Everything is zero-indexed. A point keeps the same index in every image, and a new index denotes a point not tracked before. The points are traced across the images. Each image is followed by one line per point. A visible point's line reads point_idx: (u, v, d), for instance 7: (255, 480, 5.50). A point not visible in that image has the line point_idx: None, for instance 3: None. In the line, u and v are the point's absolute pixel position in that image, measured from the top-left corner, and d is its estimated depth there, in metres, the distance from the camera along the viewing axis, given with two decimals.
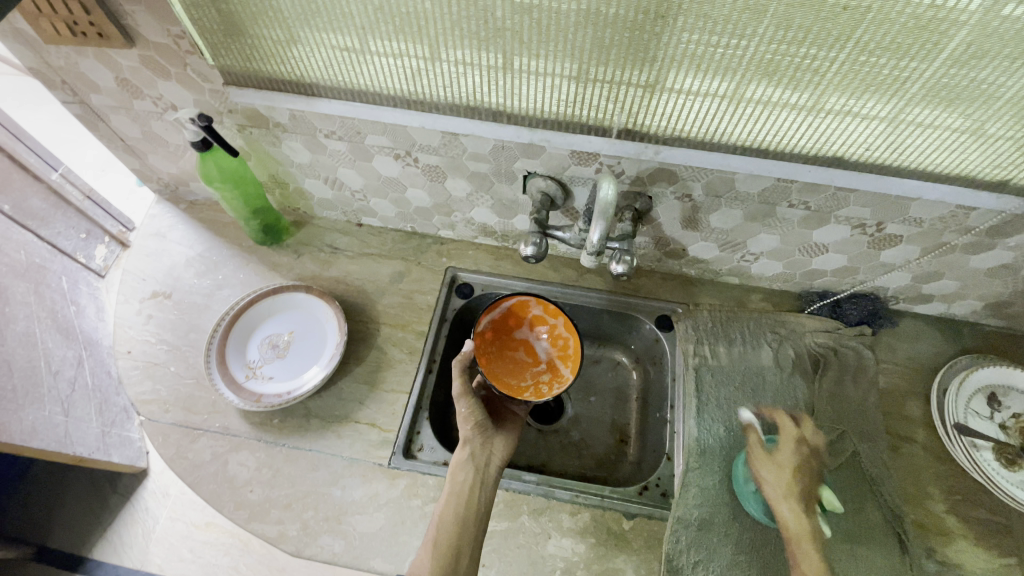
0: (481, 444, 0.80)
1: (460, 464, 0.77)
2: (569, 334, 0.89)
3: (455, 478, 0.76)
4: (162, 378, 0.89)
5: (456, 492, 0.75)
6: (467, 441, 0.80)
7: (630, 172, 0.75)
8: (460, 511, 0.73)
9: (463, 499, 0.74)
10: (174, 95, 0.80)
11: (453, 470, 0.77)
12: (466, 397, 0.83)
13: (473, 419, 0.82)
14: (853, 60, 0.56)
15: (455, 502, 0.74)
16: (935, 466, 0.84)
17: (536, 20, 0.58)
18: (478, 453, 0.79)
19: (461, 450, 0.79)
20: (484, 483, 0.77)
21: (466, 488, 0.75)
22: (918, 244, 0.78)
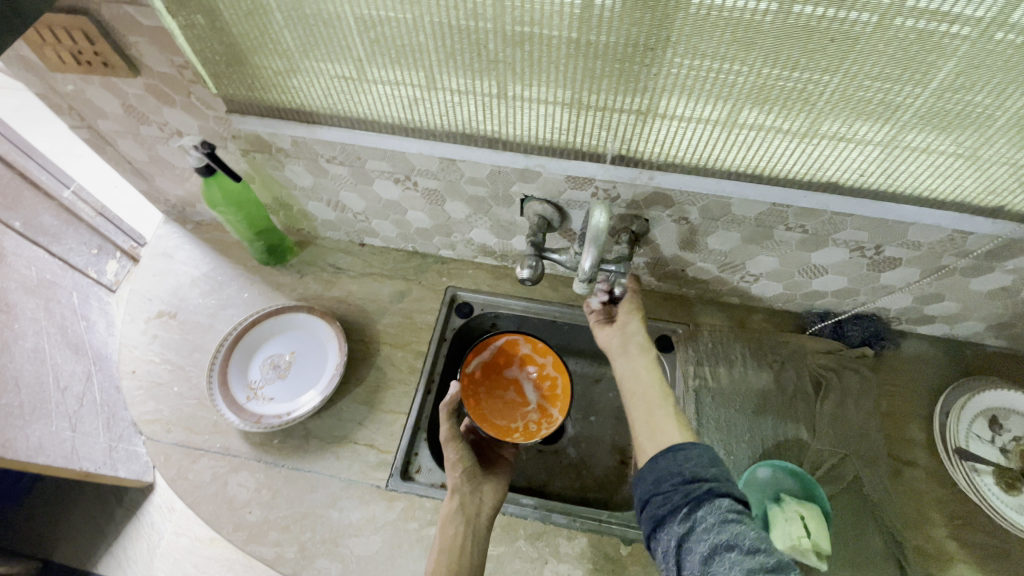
0: (471, 492, 0.79)
1: (449, 515, 0.75)
2: (556, 374, 0.94)
3: (446, 529, 0.74)
4: (165, 398, 0.90)
5: (446, 544, 0.72)
6: (456, 490, 0.79)
7: (625, 197, 0.75)
8: (451, 562, 0.70)
9: (454, 551, 0.71)
10: (178, 121, 0.82)
11: (442, 522, 0.75)
12: (452, 444, 0.84)
13: (461, 467, 0.81)
14: (843, 89, 0.56)
15: (445, 554, 0.71)
16: (940, 491, 0.82)
17: (528, 51, 0.59)
18: (468, 502, 0.77)
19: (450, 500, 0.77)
20: (474, 532, 0.74)
21: (456, 538, 0.73)
22: (917, 266, 0.78)
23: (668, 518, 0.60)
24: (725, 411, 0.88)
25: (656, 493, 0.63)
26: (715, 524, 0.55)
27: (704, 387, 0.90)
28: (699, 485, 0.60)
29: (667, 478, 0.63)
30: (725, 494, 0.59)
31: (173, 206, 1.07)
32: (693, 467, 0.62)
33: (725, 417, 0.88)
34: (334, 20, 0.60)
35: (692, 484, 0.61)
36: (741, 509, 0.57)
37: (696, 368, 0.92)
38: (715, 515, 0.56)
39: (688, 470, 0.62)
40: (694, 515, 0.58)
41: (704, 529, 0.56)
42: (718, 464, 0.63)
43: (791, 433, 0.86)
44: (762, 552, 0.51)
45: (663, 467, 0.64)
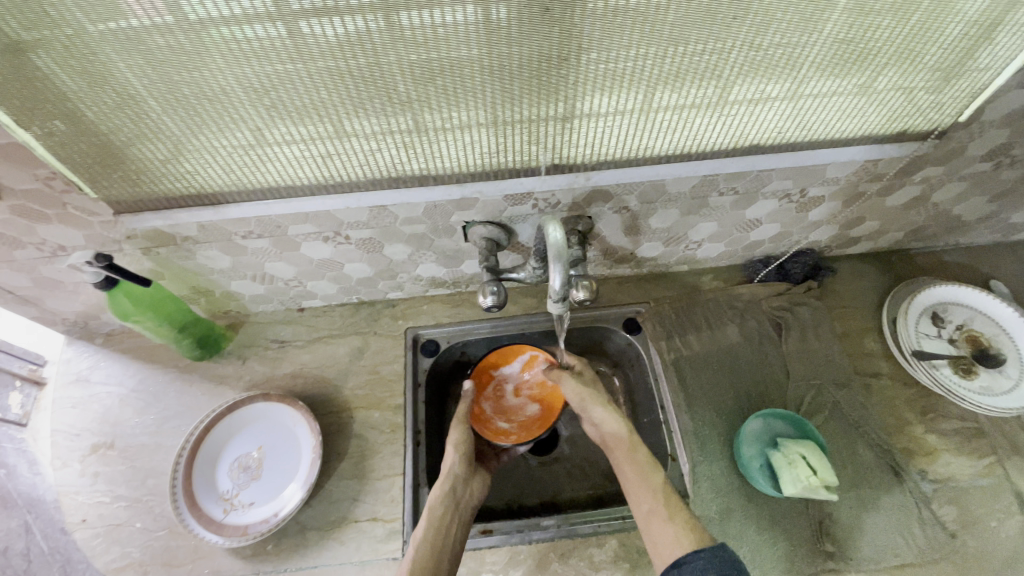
0: (464, 480, 0.82)
1: (441, 495, 0.78)
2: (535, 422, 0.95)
3: (436, 509, 0.76)
4: (129, 538, 0.80)
5: (436, 526, 0.74)
6: (452, 473, 0.82)
7: (566, 201, 0.75)
8: (436, 544, 0.73)
9: (438, 535, 0.74)
10: (59, 236, 0.72)
11: (434, 500, 0.77)
12: (462, 427, 0.88)
13: (462, 454, 0.84)
14: (749, 59, 0.58)
15: (433, 532, 0.74)
16: (906, 391, 0.89)
17: (440, 85, 0.56)
18: (459, 489, 0.81)
19: (443, 482, 0.80)
20: (460, 518, 0.78)
21: (444, 518, 0.76)
22: (839, 199, 0.83)
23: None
24: (706, 375, 0.91)
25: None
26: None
27: (682, 358, 0.92)
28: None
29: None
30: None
31: (73, 323, 0.94)
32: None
33: (708, 381, 0.90)
34: (219, 93, 0.54)
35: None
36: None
37: (669, 341, 0.93)
38: None
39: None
40: None
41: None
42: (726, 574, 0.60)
43: (769, 378, 0.90)
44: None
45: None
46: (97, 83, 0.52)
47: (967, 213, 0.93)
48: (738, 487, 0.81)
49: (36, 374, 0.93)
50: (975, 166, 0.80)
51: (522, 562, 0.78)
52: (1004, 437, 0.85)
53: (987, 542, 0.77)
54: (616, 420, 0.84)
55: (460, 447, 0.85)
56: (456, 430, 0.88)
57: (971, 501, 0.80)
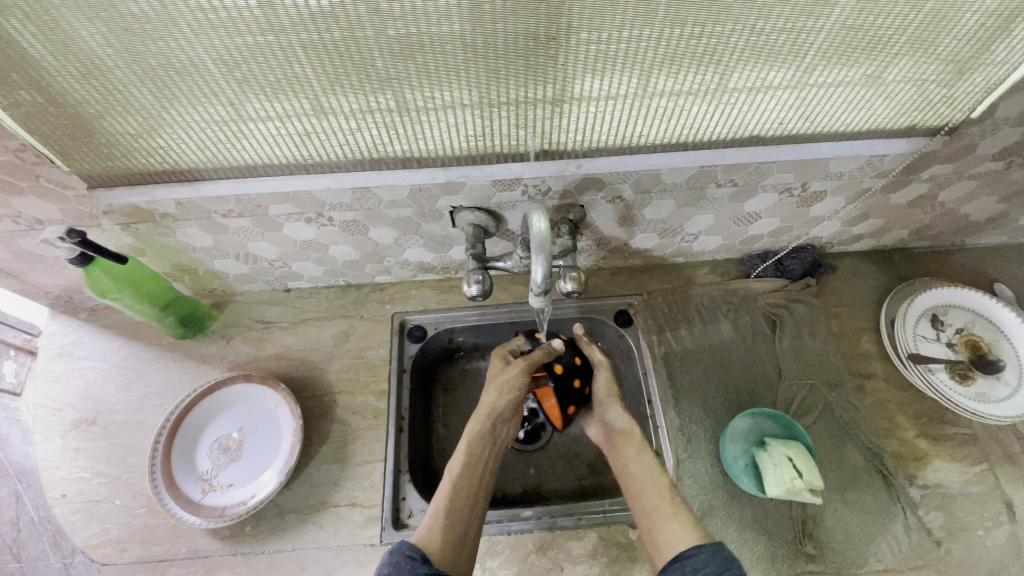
0: (505, 420, 0.83)
1: (480, 436, 0.79)
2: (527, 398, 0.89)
3: (472, 448, 0.78)
4: (108, 515, 0.80)
5: (473, 457, 0.77)
6: (495, 413, 0.81)
7: (556, 188, 0.72)
8: (471, 486, 0.74)
9: (475, 474, 0.76)
10: (34, 209, 0.70)
11: (472, 439, 0.79)
12: (521, 374, 0.83)
13: (512, 399, 0.82)
14: (750, 44, 0.55)
15: (469, 473, 0.75)
16: (900, 394, 0.88)
17: (421, 63, 0.53)
18: (499, 427, 0.82)
19: (485, 420, 0.80)
20: (493, 457, 0.79)
21: (479, 458, 0.78)
22: (842, 195, 0.80)
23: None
24: (696, 371, 0.89)
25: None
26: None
27: (671, 353, 0.90)
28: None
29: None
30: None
31: (57, 297, 0.92)
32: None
33: (698, 376, 0.89)
34: (188, 65, 0.52)
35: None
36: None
37: (659, 336, 0.92)
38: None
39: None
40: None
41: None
42: (726, 567, 0.57)
43: (760, 375, 0.88)
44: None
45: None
46: (60, 50, 0.49)
47: (974, 214, 0.89)
48: (722, 486, 0.81)
49: (31, 344, 0.95)
50: (986, 165, 0.77)
51: (500, 553, 0.77)
52: (998, 445, 0.83)
53: (972, 550, 0.76)
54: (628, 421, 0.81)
55: (511, 390, 0.82)
56: (496, 389, 0.83)
57: (959, 509, 0.79)
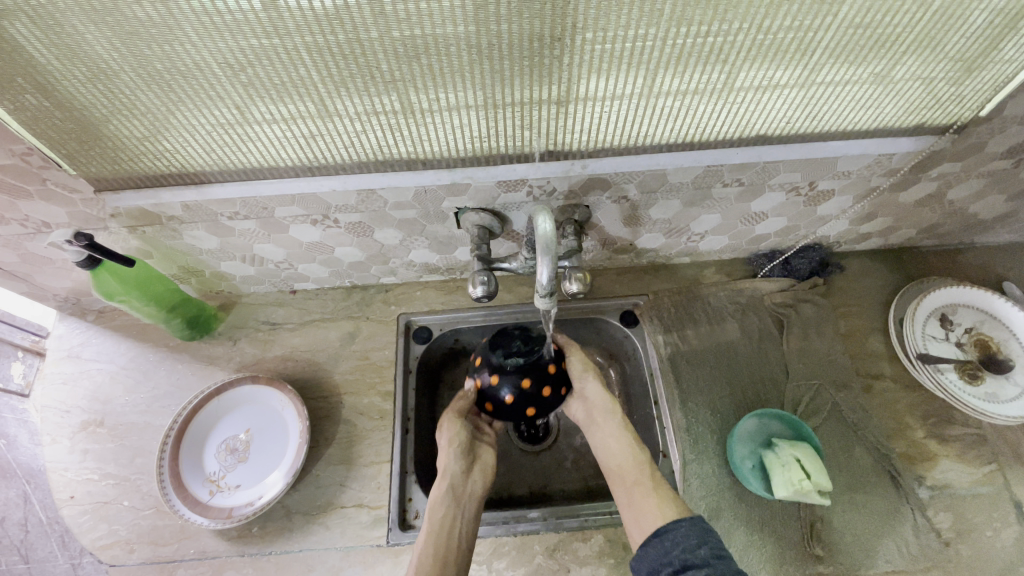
0: (463, 474, 0.79)
1: (440, 499, 0.75)
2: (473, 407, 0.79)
3: (433, 515, 0.74)
4: (117, 516, 0.80)
5: (433, 525, 0.73)
6: (448, 472, 0.78)
7: (561, 189, 0.72)
8: (439, 557, 0.70)
9: (444, 540, 0.72)
10: (42, 213, 0.71)
11: (432, 507, 0.75)
12: (456, 419, 0.83)
13: (456, 450, 0.80)
14: (756, 44, 0.54)
15: (435, 543, 0.71)
16: (908, 394, 0.87)
17: (426, 65, 0.53)
18: (457, 487, 0.78)
19: (440, 482, 0.77)
20: (462, 514, 0.75)
21: (445, 522, 0.74)
22: (850, 193, 0.80)
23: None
24: (702, 372, 0.88)
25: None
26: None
27: (677, 353, 0.90)
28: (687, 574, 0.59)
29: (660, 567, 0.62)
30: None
31: (64, 299, 0.93)
32: (682, 554, 0.61)
33: (704, 377, 0.88)
34: (194, 68, 0.52)
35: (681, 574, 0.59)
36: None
37: (665, 336, 0.91)
38: None
39: (677, 557, 0.61)
40: None
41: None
42: (707, 543, 0.61)
43: (767, 376, 0.88)
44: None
45: (654, 556, 0.63)
46: (68, 55, 0.50)
47: (984, 212, 0.89)
48: (729, 487, 0.80)
49: (36, 346, 0.97)
50: (995, 163, 0.76)
51: (506, 554, 0.77)
52: (1008, 445, 0.82)
53: (982, 551, 0.75)
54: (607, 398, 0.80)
55: (453, 444, 0.80)
56: (444, 447, 0.80)
57: (968, 510, 0.78)
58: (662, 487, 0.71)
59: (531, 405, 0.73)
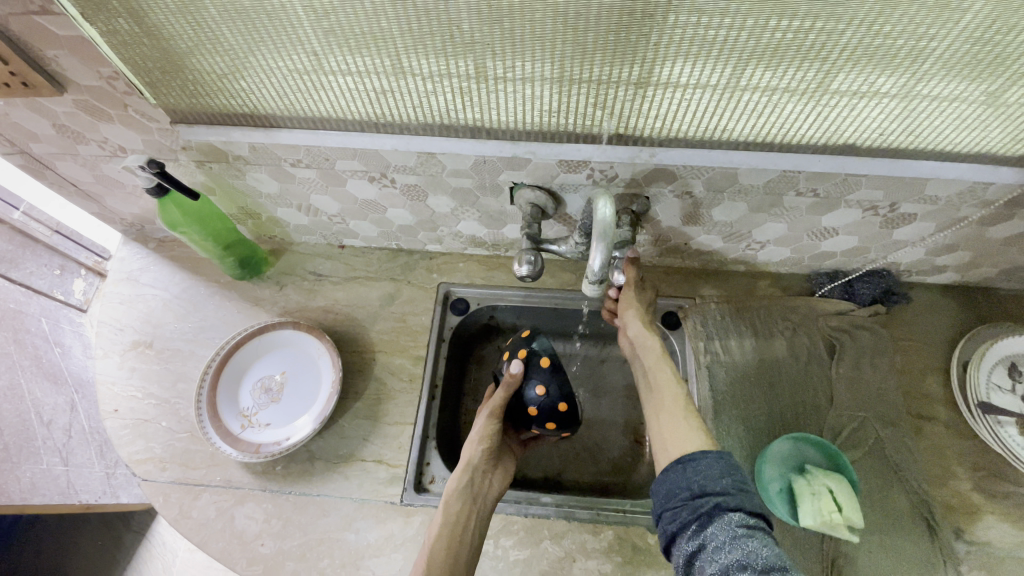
0: (485, 471, 0.78)
1: (459, 491, 0.74)
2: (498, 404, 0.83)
3: (451, 505, 0.73)
4: (155, 435, 0.84)
5: (449, 516, 0.72)
6: (473, 465, 0.77)
7: (623, 176, 0.70)
8: (450, 552, 0.69)
9: (457, 533, 0.71)
10: (119, 137, 0.74)
11: (450, 496, 0.74)
12: (493, 419, 0.81)
13: (487, 447, 0.79)
14: (863, 43, 0.50)
15: (447, 533, 0.71)
16: (958, 442, 0.82)
17: (508, 30, 0.52)
18: (478, 480, 0.77)
19: (462, 473, 0.76)
20: (477, 513, 0.74)
21: (461, 516, 0.72)
22: (933, 221, 0.74)
23: (678, 534, 0.56)
24: (741, 386, 0.85)
25: (666, 508, 0.58)
26: (725, 542, 0.52)
27: (717, 363, 0.87)
28: (707, 500, 0.56)
29: (677, 492, 0.58)
30: (736, 509, 0.54)
31: (130, 225, 0.98)
32: (702, 480, 0.58)
33: (741, 392, 0.84)
34: (276, 10, 0.52)
35: (700, 499, 0.56)
36: (754, 525, 0.53)
37: (707, 344, 0.88)
38: (725, 532, 0.53)
39: (698, 483, 0.58)
40: (703, 533, 0.54)
41: (715, 549, 0.52)
42: (731, 474, 0.58)
43: (809, 400, 0.83)
44: (774, 572, 0.47)
45: (673, 481, 0.60)
46: None
47: None
48: None
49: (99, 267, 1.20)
50: None
51: (515, 533, 0.77)
52: None
53: None
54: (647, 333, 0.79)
55: (484, 439, 0.79)
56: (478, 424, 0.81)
57: (1007, 573, 0.73)
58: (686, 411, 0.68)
59: (567, 402, 0.78)
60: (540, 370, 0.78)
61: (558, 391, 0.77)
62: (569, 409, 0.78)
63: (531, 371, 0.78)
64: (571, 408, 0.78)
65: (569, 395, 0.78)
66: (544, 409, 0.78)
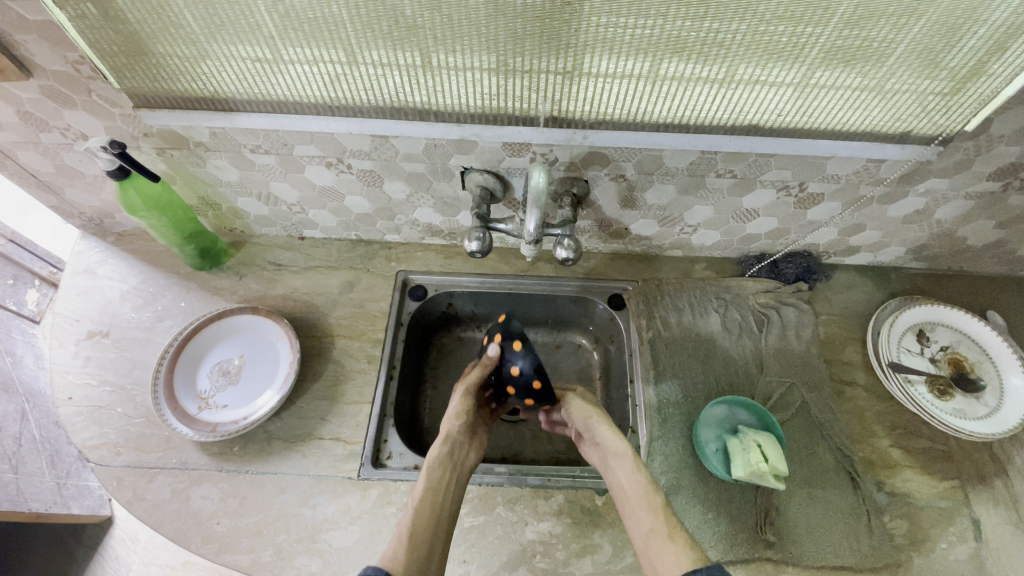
0: (463, 443, 0.78)
1: (441, 457, 0.74)
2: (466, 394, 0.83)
3: (435, 468, 0.73)
4: (109, 420, 0.84)
5: (433, 479, 0.71)
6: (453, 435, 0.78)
7: (563, 159, 0.76)
8: (435, 512, 0.69)
9: (440, 497, 0.71)
10: (82, 124, 0.77)
11: (433, 460, 0.73)
12: (468, 396, 0.81)
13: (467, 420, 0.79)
14: (753, 32, 0.58)
15: (432, 495, 0.70)
16: (876, 404, 0.89)
17: (447, 16, 0.58)
18: (458, 450, 0.77)
19: (443, 442, 0.76)
20: (455, 482, 0.74)
21: (442, 484, 0.72)
22: (838, 200, 0.83)
23: None
24: (679, 358, 0.91)
25: None
26: None
27: (658, 338, 0.92)
28: None
29: None
30: None
31: (88, 219, 0.99)
32: None
33: (679, 362, 0.90)
34: None
35: None
36: None
37: (649, 321, 0.94)
38: None
39: None
40: None
41: None
42: None
43: (741, 369, 0.90)
44: None
45: None
46: None
47: (973, 237, 0.91)
48: (692, 467, 0.82)
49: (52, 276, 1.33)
50: (983, 186, 0.79)
51: (469, 501, 0.80)
52: (970, 465, 0.84)
53: (935, 560, 0.76)
54: (619, 440, 0.75)
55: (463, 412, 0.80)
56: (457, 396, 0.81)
57: (926, 520, 0.79)
58: (673, 528, 0.63)
59: (542, 381, 0.74)
60: (514, 350, 0.75)
61: (532, 369, 0.74)
62: (543, 387, 0.74)
63: (506, 353, 0.76)
64: (546, 387, 0.74)
65: (545, 373, 0.74)
66: (520, 386, 0.76)
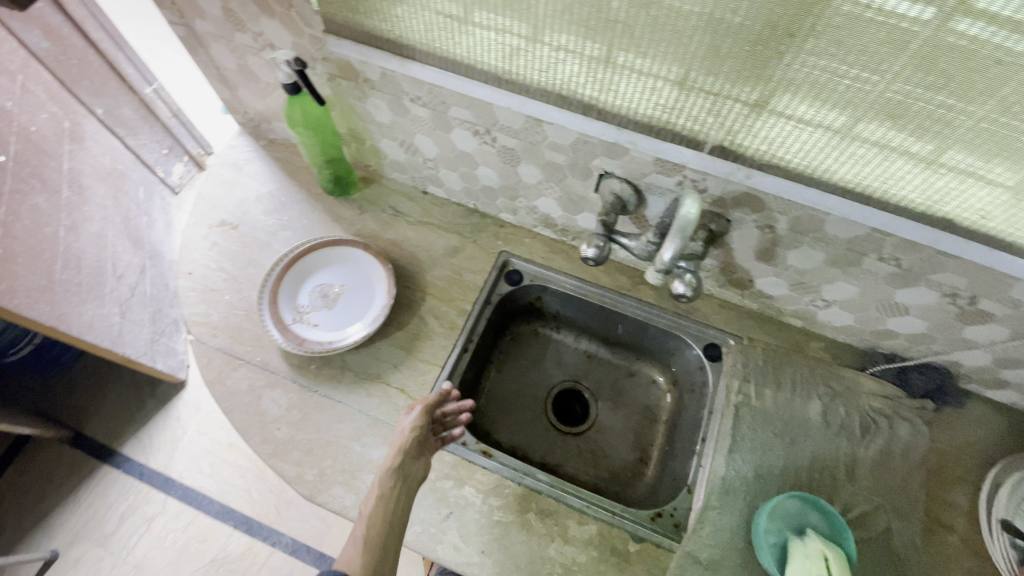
0: (412, 457, 0.75)
1: (385, 474, 0.73)
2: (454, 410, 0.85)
3: (380, 486, 0.73)
4: (216, 304, 0.92)
5: (378, 495, 0.72)
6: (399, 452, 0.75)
7: (713, 191, 0.72)
8: (380, 526, 0.70)
9: (384, 512, 0.71)
10: (274, 34, 0.82)
11: (379, 479, 0.73)
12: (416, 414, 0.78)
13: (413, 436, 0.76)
14: (991, 120, 0.50)
15: (378, 510, 0.71)
16: (973, 563, 0.77)
17: (653, 17, 0.55)
18: (407, 464, 0.75)
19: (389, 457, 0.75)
20: (405, 493, 0.73)
21: (389, 497, 0.72)
22: (1011, 327, 0.72)
23: None
24: (760, 434, 0.82)
25: None
26: None
27: (745, 405, 0.84)
28: None
29: None
30: None
31: (249, 119, 1.07)
32: None
33: (761, 439, 0.81)
34: None
35: None
36: None
37: (741, 384, 0.86)
38: None
39: None
40: None
41: None
42: None
43: (829, 470, 0.80)
44: None
45: None
46: None
47: None
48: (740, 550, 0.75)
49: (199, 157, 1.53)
50: None
51: (504, 496, 0.80)
52: None
53: None
54: None
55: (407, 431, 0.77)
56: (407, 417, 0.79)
57: None
58: None
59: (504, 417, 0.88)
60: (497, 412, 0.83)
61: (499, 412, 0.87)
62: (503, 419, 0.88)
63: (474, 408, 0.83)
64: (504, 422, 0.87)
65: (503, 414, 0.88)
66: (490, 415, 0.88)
